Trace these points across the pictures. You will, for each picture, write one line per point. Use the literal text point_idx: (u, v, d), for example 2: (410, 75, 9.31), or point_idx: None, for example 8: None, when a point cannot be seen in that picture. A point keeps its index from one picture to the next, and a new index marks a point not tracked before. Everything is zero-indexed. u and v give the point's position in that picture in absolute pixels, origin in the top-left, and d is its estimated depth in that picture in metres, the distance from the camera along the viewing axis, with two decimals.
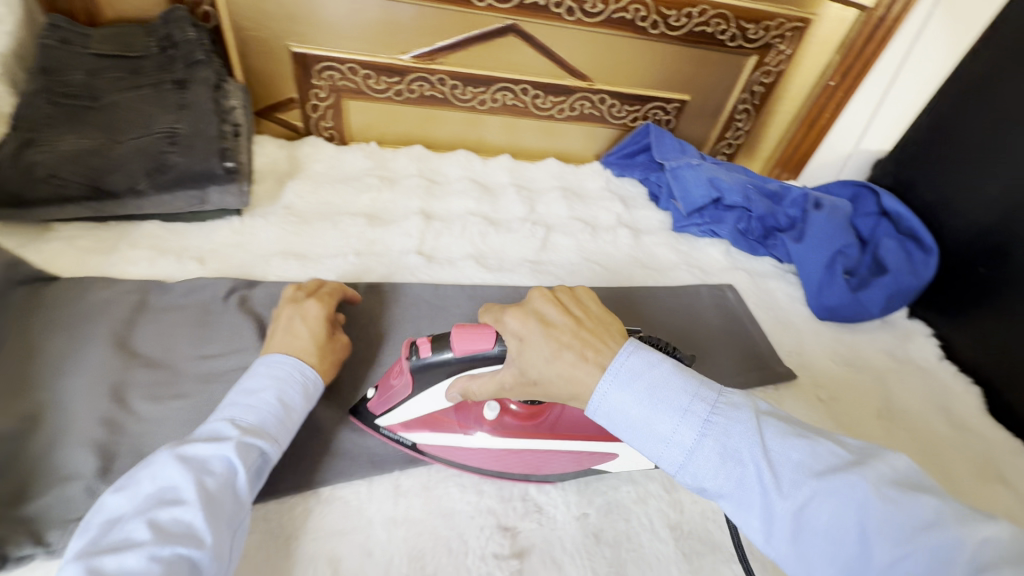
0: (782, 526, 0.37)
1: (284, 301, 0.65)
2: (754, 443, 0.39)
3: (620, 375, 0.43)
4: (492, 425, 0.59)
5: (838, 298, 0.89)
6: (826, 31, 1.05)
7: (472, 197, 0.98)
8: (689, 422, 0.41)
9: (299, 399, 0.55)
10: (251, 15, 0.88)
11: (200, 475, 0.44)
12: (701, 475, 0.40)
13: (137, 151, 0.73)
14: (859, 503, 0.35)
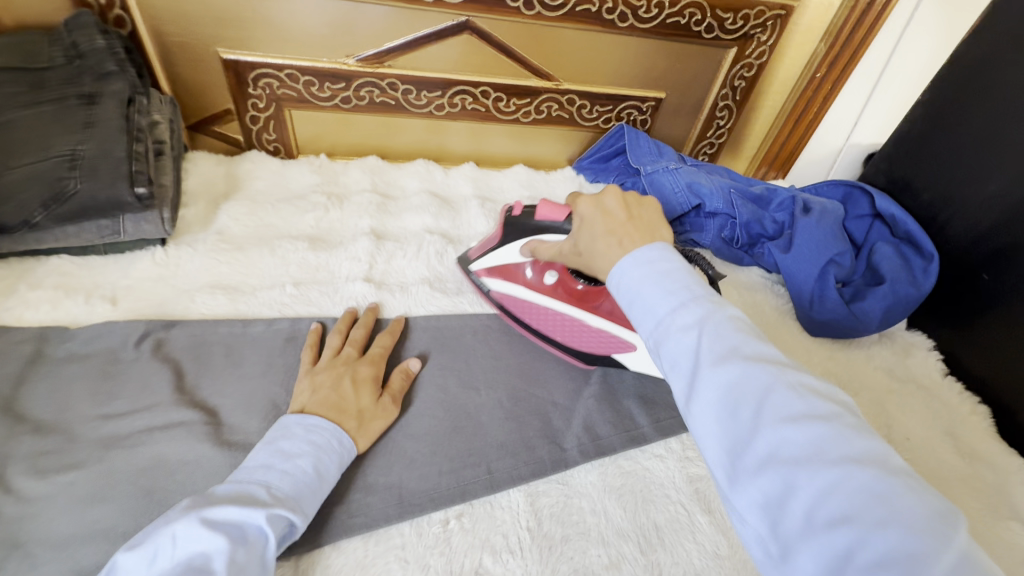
0: (701, 392, 0.36)
1: (337, 358, 0.63)
2: (713, 319, 0.38)
3: (644, 252, 0.43)
4: (550, 289, 0.72)
5: (831, 312, 0.82)
6: (810, 18, 0.98)
7: (430, 212, 0.89)
8: (670, 299, 0.40)
9: (334, 469, 0.52)
10: (171, 19, 0.79)
11: (231, 543, 0.41)
12: (662, 342, 0.40)
13: (33, 178, 0.64)
14: (771, 390, 0.35)
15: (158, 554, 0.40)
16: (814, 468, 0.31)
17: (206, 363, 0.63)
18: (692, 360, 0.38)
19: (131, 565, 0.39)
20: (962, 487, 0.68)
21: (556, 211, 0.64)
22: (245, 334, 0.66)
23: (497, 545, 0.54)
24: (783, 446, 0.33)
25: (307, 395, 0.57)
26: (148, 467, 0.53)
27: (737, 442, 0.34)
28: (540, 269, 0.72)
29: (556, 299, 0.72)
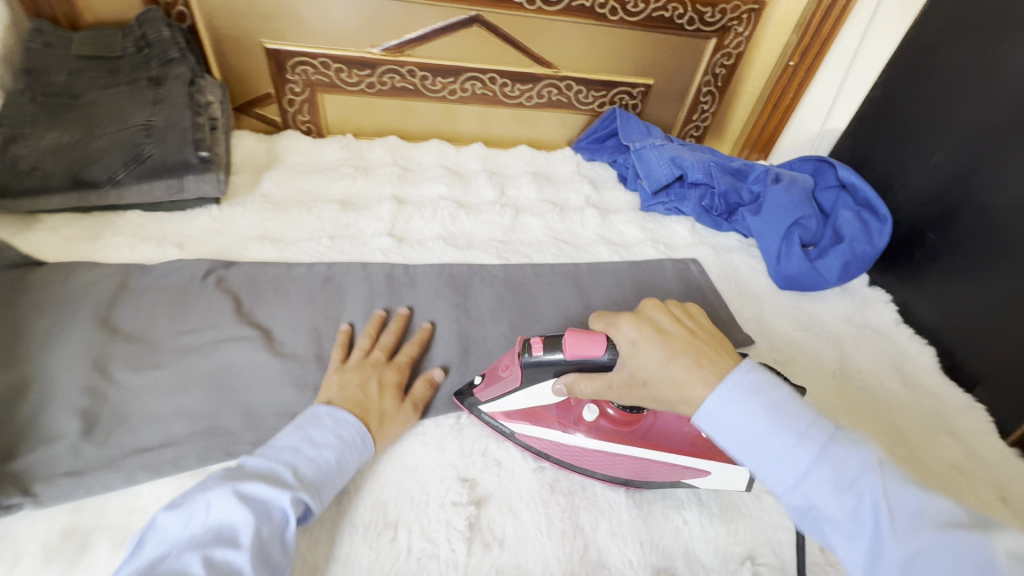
0: (892, 566, 0.37)
1: (362, 364, 0.65)
2: (875, 481, 0.40)
3: (741, 404, 0.45)
4: (587, 425, 0.62)
5: (796, 267, 0.93)
6: (781, 12, 1.10)
7: (444, 182, 1.02)
8: (805, 448, 0.42)
9: (353, 464, 0.55)
10: (224, 15, 0.92)
11: (258, 520, 0.44)
12: (814, 498, 0.41)
13: (115, 144, 0.77)
14: (984, 565, 0.35)
15: (193, 517, 0.44)
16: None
17: (259, 296, 0.75)
18: (873, 534, 0.39)
19: (170, 522, 0.44)
20: (903, 409, 0.78)
21: (590, 346, 0.53)
22: (290, 275, 0.79)
23: (500, 435, 0.66)
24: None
25: (334, 390, 0.61)
26: (218, 369, 0.65)
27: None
28: (574, 404, 0.62)
29: (603, 438, 0.61)
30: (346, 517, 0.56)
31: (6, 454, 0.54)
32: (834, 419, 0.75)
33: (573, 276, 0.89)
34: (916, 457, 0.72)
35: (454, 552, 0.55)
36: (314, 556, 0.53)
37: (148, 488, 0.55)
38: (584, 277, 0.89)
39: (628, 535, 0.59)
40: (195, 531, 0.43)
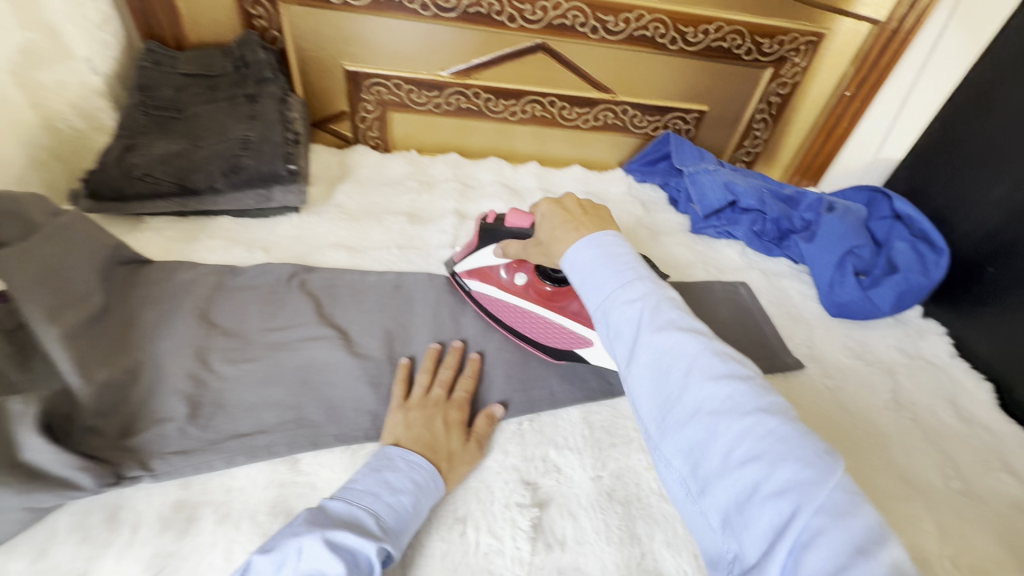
0: (638, 354, 0.46)
1: (424, 404, 0.66)
2: (652, 299, 0.48)
3: (583, 247, 0.54)
4: (518, 288, 0.79)
5: (849, 294, 0.94)
6: (839, 44, 1.11)
7: (502, 200, 1.07)
8: (616, 277, 0.50)
9: (429, 509, 0.56)
10: (311, 39, 1.00)
11: (348, 569, 0.45)
12: (608, 312, 0.49)
13: (216, 155, 0.85)
14: (697, 354, 0.43)
15: (286, 562, 0.46)
16: (727, 417, 0.40)
17: (337, 299, 0.81)
18: (632, 333, 0.47)
19: (264, 566, 0.46)
20: (957, 442, 0.78)
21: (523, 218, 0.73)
22: (363, 280, 0.85)
23: (559, 443, 0.69)
24: (702, 398, 0.41)
25: (400, 430, 0.61)
26: (302, 365, 0.71)
27: (665, 398, 0.43)
28: (512, 270, 0.79)
29: (526, 298, 0.78)
30: None
31: (125, 430, 0.60)
32: (885, 447, 0.75)
33: None
34: (971, 491, 0.72)
35: (519, 549, 0.58)
36: None
37: (244, 470, 0.60)
38: None
39: (683, 547, 0.61)
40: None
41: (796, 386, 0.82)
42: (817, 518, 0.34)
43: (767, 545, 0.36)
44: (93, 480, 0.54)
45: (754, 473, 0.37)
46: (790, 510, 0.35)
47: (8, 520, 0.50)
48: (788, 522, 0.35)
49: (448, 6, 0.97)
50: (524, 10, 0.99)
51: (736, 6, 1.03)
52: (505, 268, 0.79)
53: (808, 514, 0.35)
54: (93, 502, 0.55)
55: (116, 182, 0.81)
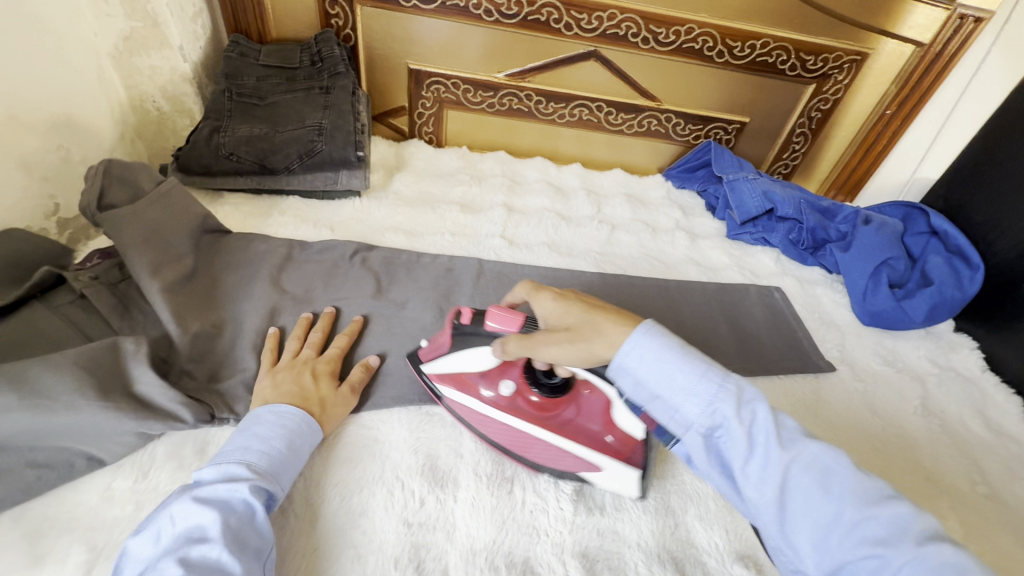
0: (774, 477, 0.44)
1: (287, 363, 0.67)
2: (764, 410, 0.47)
3: (654, 337, 0.50)
4: (505, 401, 0.65)
5: (883, 304, 0.96)
6: (883, 63, 1.14)
7: (548, 196, 1.12)
8: (710, 382, 0.48)
9: (304, 449, 0.58)
10: (380, 38, 1.08)
11: (222, 514, 0.47)
12: (720, 422, 0.47)
13: (294, 140, 0.93)
14: (840, 475, 0.43)
15: (160, 532, 0.46)
16: (898, 545, 0.39)
17: (395, 276, 0.87)
18: (765, 455, 0.45)
19: (138, 545, 0.46)
20: (985, 450, 0.80)
21: (510, 318, 0.59)
22: (418, 261, 0.91)
23: None
24: (860, 523, 0.41)
25: (269, 391, 0.62)
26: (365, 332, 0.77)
27: (821, 526, 0.42)
28: (496, 379, 0.65)
29: (519, 414, 0.64)
30: (471, 467, 0.65)
31: (213, 376, 0.67)
32: (914, 450, 0.78)
33: (662, 289, 0.96)
34: (997, 496, 0.74)
35: (562, 510, 0.63)
36: (446, 495, 0.62)
37: None
38: (672, 290, 0.97)
39: (715, 521, 0.65)
40: (164, 544, 0.45)
41: (828, 387, 0.85)
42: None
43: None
44: (192, 416, 0.60)
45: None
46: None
47: (120, 442, 0.57)
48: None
49: (509, 13, 1.04)
50: (580, 19, 1.05)
51: (784, 23, 1.07)
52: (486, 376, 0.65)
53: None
54: (186, 436, 0.62)
55: (205, 159, 0.90)
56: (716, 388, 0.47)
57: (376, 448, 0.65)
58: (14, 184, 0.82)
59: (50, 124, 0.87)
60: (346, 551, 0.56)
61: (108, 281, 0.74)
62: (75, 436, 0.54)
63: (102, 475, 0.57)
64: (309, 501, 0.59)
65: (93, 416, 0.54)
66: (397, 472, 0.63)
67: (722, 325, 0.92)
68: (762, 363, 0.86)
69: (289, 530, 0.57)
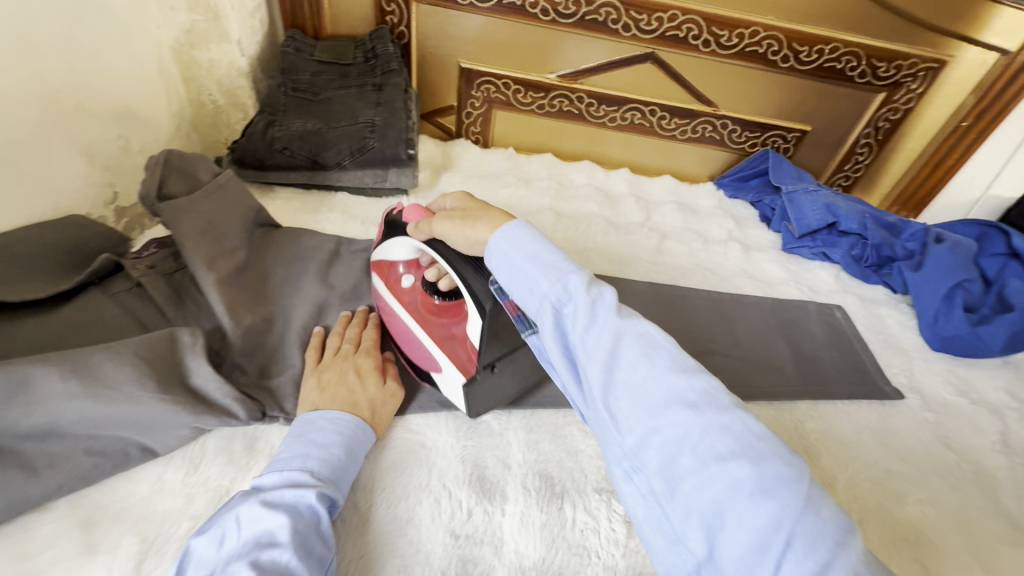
0: (603, 343, 0.43)
1: (331, 358, 0.66)
2: (603, 290, 0.47)
3: (530, 226, 0.53)
4: (403, 292, 0.71)
5: (956, 328, 0.90)
6: (962, 72, 1.07)
7: (596, 202, 1.09)
8: (565, 266, 0.49)
9: (360, 457, 0.57)
10: (434, 36, 1.07)
11: (290, 519, 0.46)
12: (565, 296, 0.47)
13: (346, 136, 0.93)
14: (664, 348, 0.42)
15: (227, 535, 0.46)
16: (703, 407, 0.38)
17: None
18: (602, 323, 0.44)
19: (204, 546, 0.45)
20: None
21: (422, 212, 0.66)
22: None
23: None
24: (673, 386, 0.40)
25: (316, 394, 0.61)
26: None
27: (639, 392, 0.41)
28: (408, 271, 0.72)
29: (406, 306, 0.70)
30: (519, 479, 0.63)
31: (263, 372, 0.67)
32: (993, 490, 0.71)
33: (714, 301, 0.92)
34: None
35: (614, 531, 0.60)
36: (494, 508, 0.60)
37: None
38: (725, 304, 0.92)
39: None
40: (231, 548, 0.45)
41: (895, 416, 0.79)
42: (807, 519, 0.33)
43: (751, 552, 0.33)
44: (244, 413, 0.59)
45: (740, 471, 0.35)
46: (782, 510, 0.33)
47: (174, 435, 0.57)
48: (776, 523, 0.33)
49: (567, 12, 1.01)
50: (640, 19, 1.01)
51: (856, 27, 1.02)
52: (399, 267, 0.73)
53: (796, 512, 0.33)
54: (236, 431, 0.61)
55: (259, 152, 0.91)
56: (570, 269, 0.48)
57: (423, 454, 0.64)
58: (77, 172, 0.84)
59: (112, 114, 0.89)
60: (393, 559, 0.54)
61: (163, 271, 0.75)
62: (131, 426, 0.54)
63: (154, 466, 0.57)
64: (356, 505, 0.58)
65: (151, 408, 0.54)
66: (444, 480, 0.61)
67: (780, 344, 0.87)
68: (823, 387, 0.81)
69: (340, 533, 0.55)
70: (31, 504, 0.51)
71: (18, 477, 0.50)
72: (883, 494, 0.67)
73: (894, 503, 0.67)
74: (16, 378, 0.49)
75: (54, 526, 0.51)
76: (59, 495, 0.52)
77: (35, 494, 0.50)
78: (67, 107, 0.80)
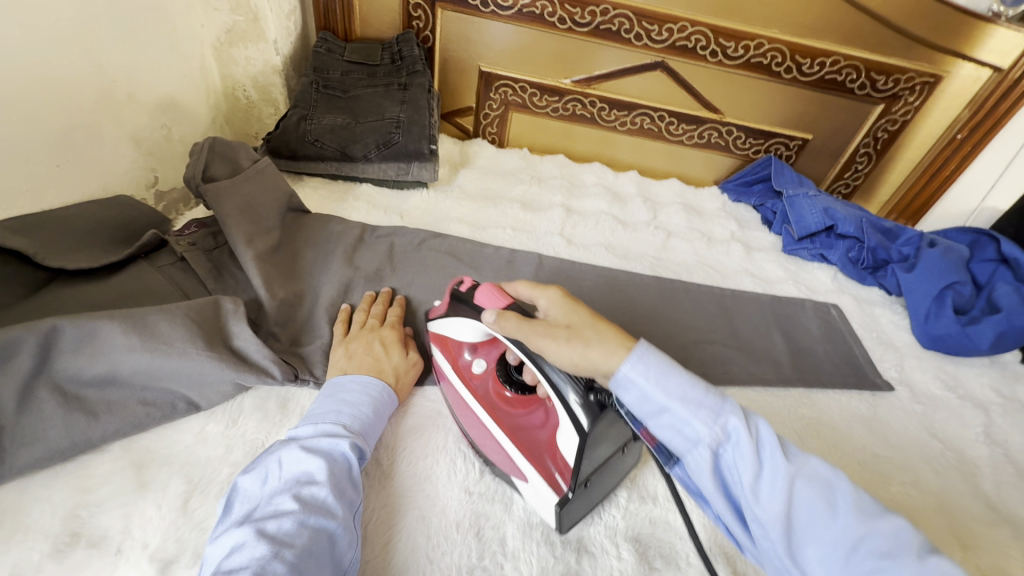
0: (771, 496, 0.44)
1: (359, 331, 0.72)
2: (763, 438, 0.47)
3: (654, 351, 0.50)
4: (473, 377, 0.66)
5: (945, 328, 0.94)
6: (956, 88, 1.12)
7: (605, 201, 1.15)
8: (713, 409, 0.48)
9: (385, 417, 0.62)
10: (456, 41, 1.14)
11: (327, 461, 0.52)
12: (727, 445, 0.47)
13: (373, 131, 1.00)
14: (836, 491, 0.43)
15: (270, 474, 0.51)
16: (902, 556, 0.38)
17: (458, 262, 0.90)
18: (773, 470, 0.45)
19: (249, 483, 0.51)
20: None
21: (497, 299, 0.60)
22: (481, 251, 0.94)
23: None
24: (863, 538, 0.40)
25: (344, 361, 0.67)
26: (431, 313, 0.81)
27: (827, 544, 0.41)
28: (477, 353, 0.67)
29: (476, 394, 0.64)
30: None
31: (295, 341, 0.73)
32: (976, 477, 0.75)
33: (715, 296, 0.97)
34: None
35: (615, 495, 0.64)
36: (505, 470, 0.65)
37: None
38: (726, 299, 0.97)
39: None
40: (274, 485, 0.50)
41: (885, 406, 0.84)
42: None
43: None
44: (280, 372, 0.65)
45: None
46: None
47: (216, 390, 0.63)
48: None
49: (582, 21, 1.08)
50: (651, 30, 1.08)
51: (856, 42, 1.07)
52: (465, 347, 0.68)
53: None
54: (270, 392, 0.67)
55: (292, 144, 0.98)
56: (722, 410, 0.47)
57: (440, 421, 0.69)
58: (124, 156, 0.91)
59: (157, 104, 0.95)
60: (412, 510, 0.59)
61: (203, 248, 0.81)
62: (181, 379, 0.60)
63: (197, 418, 0.63)
64: (380, 462, 0.63)
65: (199, 362, 0.60)
66: (459, 444, 0.66)
67: (777, 337, 0.92)
68: (817, 378, 0.86)
69: (365, 485, 0.60)
70: (90, 445, 0.56)
71: (80, 419, 0.56)
72: (870, 475, 0.72)
73: (879, 484, 0.71)
74: (86, 330, 0.56)
75: (109, 466, 0.56)
76: (114, 439, 0.58)
77: (94, 436, 0.56)
78: (119, 97, 0.87)
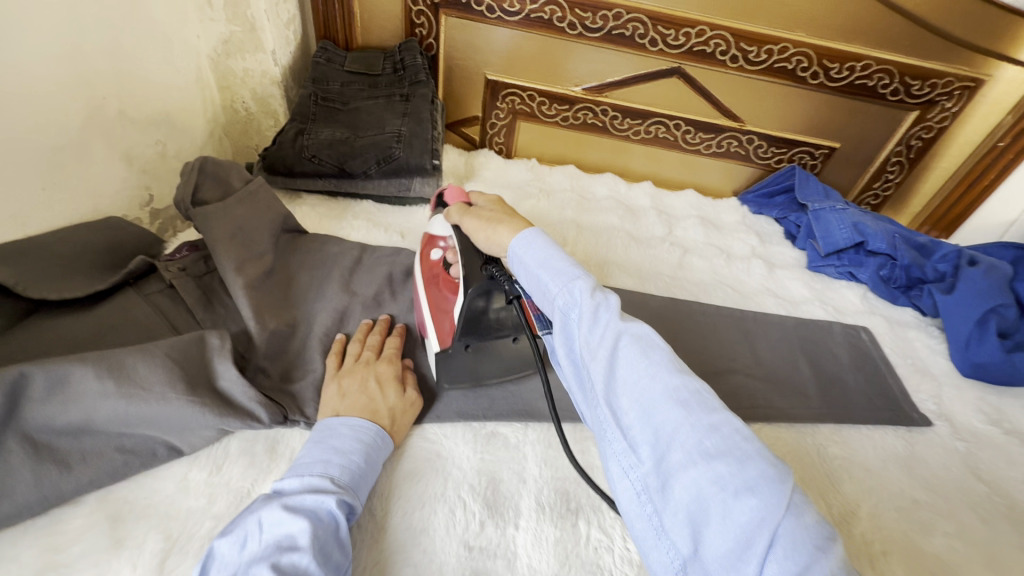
0: (595, 347, 0.45)
1: (353, 365, 0.68)
2: (602, 301, 0.48)
3: (542, 235, 0.56)
4: (428, 264, 0.76)
5: (988, 355, 0.87)
6: (1000, 91, 1.04)
7: (618, 215, 1.09)
8: (567, 277, 0.50)
9: (378, 465, 0.58)
10: (462, 49, 1.09)
11: (311, 523, 0.47)
12: (571, 305, 0.49)
13: (373, 145, 0.95)
14: (658, 352, 0.43)
15: (249, 538, 0.47)
16: (696, 409, 0.39)
17: None
18: (603, 326, 0.45)
19: (227, 548, 0.47)
20: None
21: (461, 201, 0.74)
22: None
23: None
24: (666, 387, 0.40)
25: (337, 401, 0.62)
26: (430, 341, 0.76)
27: (637, 392, 0.42)
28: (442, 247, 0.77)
29: (425, 276, 0.75)
30: (534, 494, 0.63)
31: (286, 376, 0.68)
32: None
33: (735, 318, 0.91)
34: None
35: (629, 551, 0.59)
36: (507, 522, 0.60)
37: None
38: (746, 322, 0.91)
39: None
40: (253, 550, 0.46)
41: (923, 443, 0.77)
42: (787, 521, 0.33)
43: (735, 551, 0.34)
44: (268, 416, 0.61)
45: (725, 468, 0.35)
46: (763, 507, 0.33)
47: (200, 435, 0.59)
48: (758, 520, 0.33)
49: (594, 27, 1.02)
50: (667, 35, 1.02)
51: (889, 45, 1.00)
52: (435, 241, 0.78)
53: (775, 508, 0.33)
54: (259, 433, 0.63)
55: (289, 159, 0.93)
56: (576, 276, 0.50)
57: (439, 463, 0.64)
58: (117, 175, 0.87)
59: (151, 120, 0.92)
60: (407, 568, 0.54)
61: (194, 274, 0.77)
62: (161, 425, 0.56)
63: (180, 464, 0.59)
64: (373, 512, 0.59)
65: (180, 408, 0.56)
66: (459, 490, 0.62)
67: (802, 364, 0.86)
68: (848, 411, 0.79)
69: (356, 540, 0.56)
70: (63, 499, 0.53)
71: (52, 471, 0.52)
72: (909, 525, 0.65)
73: (919, 535, 0.64)
74: (56, 375, 0.52)
75: (84, 520, 0.52)
76: (89, 491, 0.54)
77: (67, 489, 0.52)
78: (110, 113, 0.84)
